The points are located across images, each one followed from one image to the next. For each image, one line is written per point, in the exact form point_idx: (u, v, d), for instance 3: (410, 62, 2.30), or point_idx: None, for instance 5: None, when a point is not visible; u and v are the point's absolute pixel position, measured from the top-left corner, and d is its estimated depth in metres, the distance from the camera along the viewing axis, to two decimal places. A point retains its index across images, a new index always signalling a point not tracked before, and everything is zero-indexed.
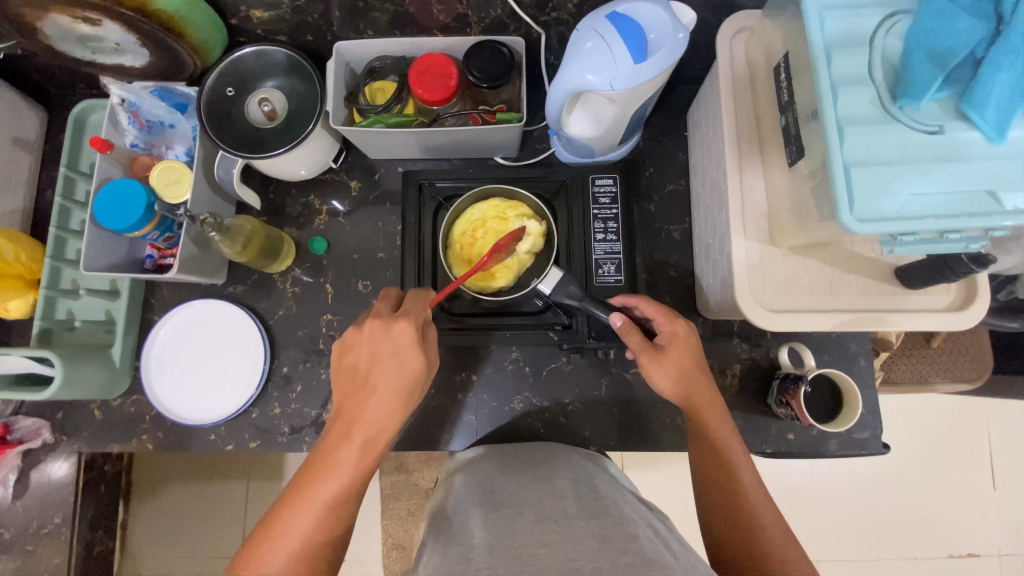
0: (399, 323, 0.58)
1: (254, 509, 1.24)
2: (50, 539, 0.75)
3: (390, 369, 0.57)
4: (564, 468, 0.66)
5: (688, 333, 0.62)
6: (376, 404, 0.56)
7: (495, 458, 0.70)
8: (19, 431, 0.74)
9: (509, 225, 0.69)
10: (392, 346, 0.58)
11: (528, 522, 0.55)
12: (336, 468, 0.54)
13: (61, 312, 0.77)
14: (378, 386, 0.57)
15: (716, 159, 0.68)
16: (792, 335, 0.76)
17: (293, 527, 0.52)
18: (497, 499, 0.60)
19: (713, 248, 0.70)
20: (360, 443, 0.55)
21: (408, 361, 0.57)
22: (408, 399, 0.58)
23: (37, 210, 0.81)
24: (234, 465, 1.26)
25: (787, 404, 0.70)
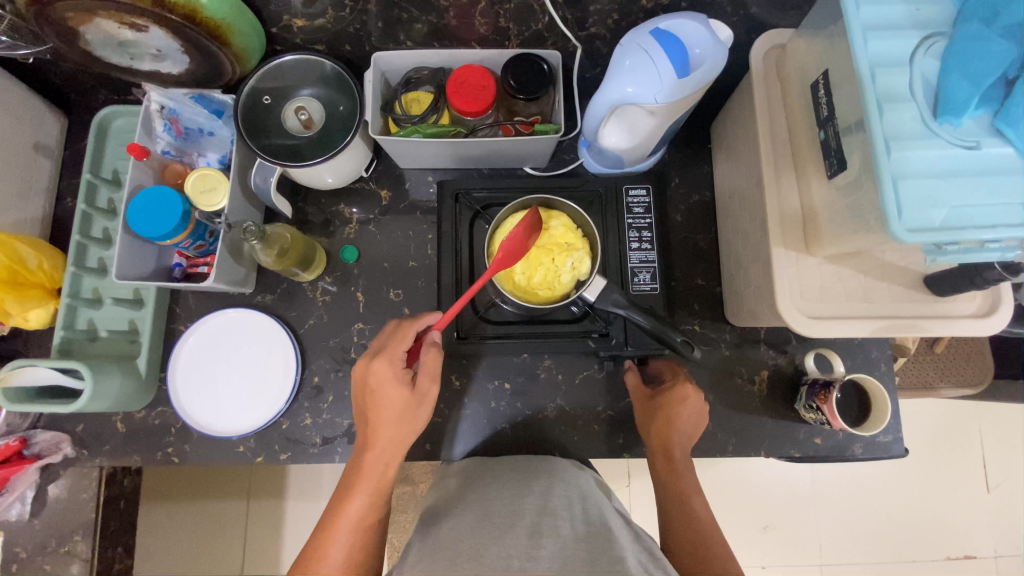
0: (376, 361, 0.62)
1: (257, 525, 1.20)
2: (68, 556, 0.72)
3: (376, 402, 0.61)
4: (559, 483, 0.66)
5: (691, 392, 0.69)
6: (379, 434, 0.61)
7: (496, 467, 0.71)
8: (37, 445, 0.72)
9: (551, 234, 0.71)
10: (376, 381, 0.62)
11: (519, 532, 0.56)
12: (354, 497, 0.59)
13: (82, 322, 0.75)
14: (373, 417, 0.62)
15: (746, 172, 0.70)
16: (817, 341, 0.78)
17: (330, 554, 0.56)
18: (489, 509, 0.61)
19: (743, 257, 0.72)
20: (368, 474, 0.60)
21: (395, 394, 0.61)
22: (405, 424, 0.62)
23: (57, 218, 0.79)
24: (234, 482, 1.21)
25: (817, 409, 0.72)
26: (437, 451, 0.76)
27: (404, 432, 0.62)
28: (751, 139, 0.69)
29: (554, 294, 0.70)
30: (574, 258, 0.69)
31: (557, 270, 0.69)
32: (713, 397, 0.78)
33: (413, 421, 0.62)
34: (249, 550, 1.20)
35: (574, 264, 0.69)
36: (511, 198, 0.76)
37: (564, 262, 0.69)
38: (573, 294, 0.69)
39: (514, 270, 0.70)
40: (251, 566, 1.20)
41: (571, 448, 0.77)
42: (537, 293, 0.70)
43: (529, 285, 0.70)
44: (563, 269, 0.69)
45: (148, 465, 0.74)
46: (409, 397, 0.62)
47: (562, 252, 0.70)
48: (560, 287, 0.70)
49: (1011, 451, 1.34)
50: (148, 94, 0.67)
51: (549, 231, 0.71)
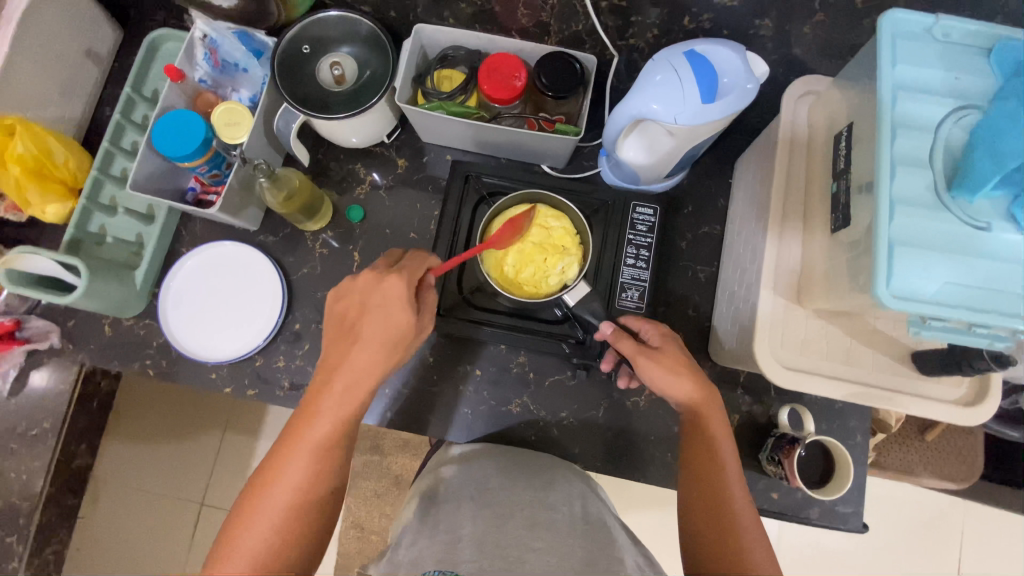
0: (388, 279, 0.59)
1: (225, 459, 1.24)
2: (33, 441, 0.75)
3: (377, 321, 0.59)
4: (561, 481, 0.68)
5: (673, 341, 0.64)
6: (357, 351, 0.59)
7: (495, 454, 0.71)
8: (29, 329, 0.75)
9: (550, 234, 0.72)
10: (381, 298, 0.59)
11: (517, 523, 0.59)
12: (318, 420, 0.57)
13: (94, 225, 0.78)
14: (362, 335, 0.59)
15: (757, 211, 0.69)
16: (797, 396, 0.76)
17: (288, 467, 0.55)
18: (488, 498, 0.63)
19: (737, 295, 0.70)
20: (343, 395, 0.58)
21: (394, 316, 0.59)
22: (394, 351, 0.60)
23: (92, 123, 0.83)
24: (212, 413, 1.25)
25: (779, 463, 0.70)
26: (396, 421, 0.77)
27: (391, 358, 0.60)
28: (766, 180, 0.68)
29: (540, 293, 0.71)
30: (563, 262, 0.71)
31: (544, 272, 0.71)
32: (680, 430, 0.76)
33: (396, 353, 0.60)
34: (211, 485, 1.23)
35: (564, 268, 0.70)
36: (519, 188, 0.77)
37: (555, 263, 0.70)
38: (556, 297, 0.70)
39: (504, 260, 0.71)
40: (211, 499, 1.22)
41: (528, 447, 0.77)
42: (522, 288, 0.71)
43: (515, 279, 0.71)
44: (551, 271, 0.71)
45: (125, 371, 0.77)
46: (411, 324, 0.60)
47: (555, 255, 0.70)
48: (545, 288, 0.71)
49: (992, 561, 1.28)
50: (194, 21, 0.70)
51: (549, 230, 0.72)
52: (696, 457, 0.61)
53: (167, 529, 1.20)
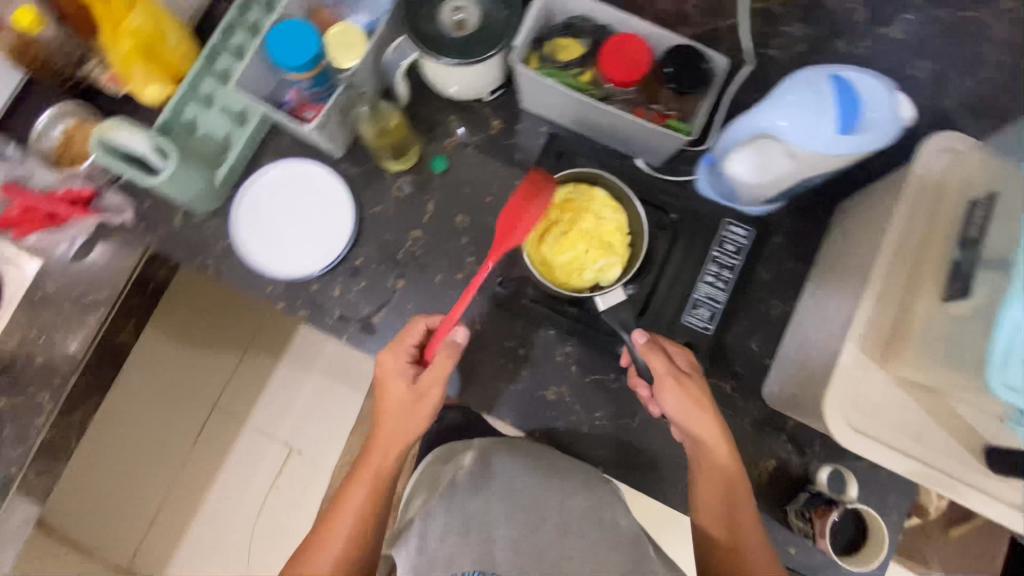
0: (385, 354, 0.69)
1: (245, 372, 1.32)
2: (86, 307, 0.76)
3: (393, 396, 0.68)
4: (591, 478, 0.72)
5: (699, 382, 0.67)
6: (384, 423, 0.69)
7: (528, 446, 0.76)
8: (106, 202, 0.77)
9: (601, 226, 0.71)
10: (385, 377, 0.69)
11: (549, 527, 0.67)
12: (354, 491, 0.67)
13: (187, 115, 0.78)
14: (384, 410, 0.69)
15: (857, 261, 0.65)
16: (841, 458, 0.73)
17: (332, 537, 0.65)
18: (519, 497, 0.70)
19: (811, 341, 0.67)
20: (366, 469, 0.68)
21: (399, 390, 0.68)
22: (407, 415, 0.68)
23: (204, 15, 0.82)
24: (240, 324, 1.31)
25: (808, 520, 0.68)
26: None
27: (409, 422, 0.69)
28: (875, 231, 0.64)
29: (572, 283, 0.71)
30: (604, 260, 0.70)
31: (581, 263, 0.71)
32: None
33: (414, 415, 0.68)
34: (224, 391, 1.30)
35: (602, 266, 0.70)
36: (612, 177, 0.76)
37: (597, 258, 0.71)
38: (586, 292, 0.71)
39: (546, 242, 0.72)
40: (223, 403, 1.30)
41: (554, 436, 0.75)
42: (555, 274, 0.72)
43: (550, 264, 0.72)
44: (586, 266, 0.71)
45: (187, 263, 0.78)
46: (412, 390, 0.68)
47: (599, 249, 0.71)
48: (577, 280, 0.71)
49: None
50: None
51: (602, 224, 0.71)
52: (720, 510, 0.64)
53: (172, 428, 1.24)
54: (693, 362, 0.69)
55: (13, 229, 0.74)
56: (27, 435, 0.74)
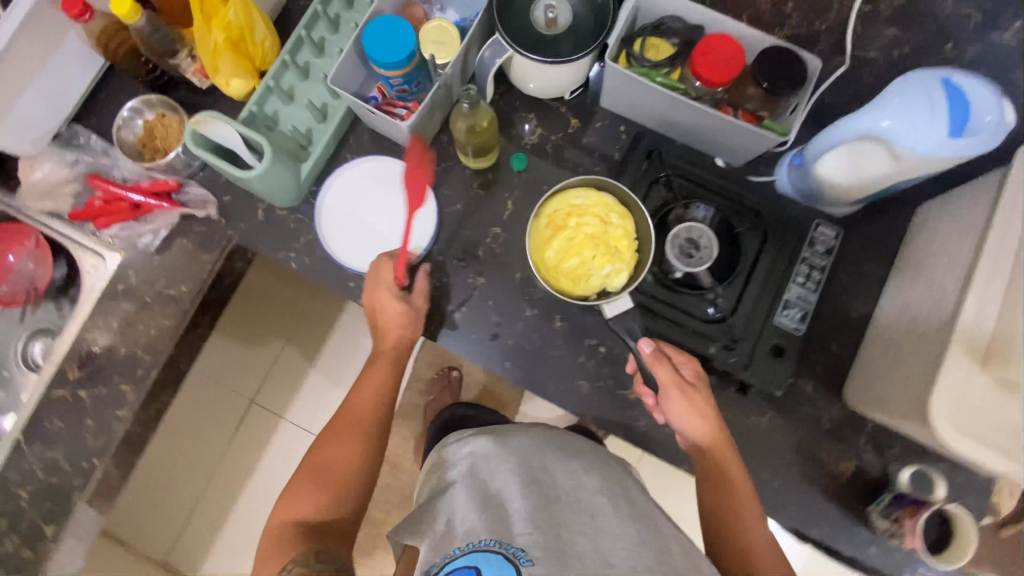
0: (376, 287, 0.72)
1: (281, 369, 1.28)
2: (169, 300, 0.76)
3: (385, 320, 0.73)
4: (605, 466, 0.67)
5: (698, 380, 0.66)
6: (386, 339, 0.74)
7: (542, 436, 0.70)
8: (186, 196, 0.77)
9: (607, 228, 0.68)
10: (376, 303, 0.73)
11: (561, 508, 0.57)
12: (361, 403, 0.74)
13: (269, 109, 0.78)
14: (381, 329, 0.74)
15: (949, 265, 0.65)
16: (921, 460, 0.73)
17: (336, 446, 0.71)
18: (532, 474, 0.61)
19: (901, 344, 0.67)
20: (373, 377, 0.76)
21: (390, 310, 0.72)
22: (402, 330, 0.73)
23: (284, 10, 0.82)
24: (280, 320, 1.27)
25: (896, 519, 0.69)
26: (512, 373, 0.76)
27: (404, 336, 0.74)
28: (969, 235, 0.64)
29: (575, 289, 0.68)
30: (613, 268, 0.67)
31: (591, 270, 0.68)
32: (791, 460, 0.74)
33: (410, 326, 0.73)
34: (262, 384, 1.28)
35: (609, 272, 0.67)
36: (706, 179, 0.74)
37: (603, 264, 0.67)
38: (592, 300, 0.68)
39: (550, 245, 0.68)
40: (261, 398, 1.28)
41: (633, 434, 0.75)
42: (559, 280, 0.69)
43: (555, 271, 0.69)
44: (597, 273, 0.68)
45: (269, 258, 0.78)
46: (405, 310, 0.73)
47: (605, 255, 0.67)
48: (584, 290, 0.69)
49: None
50: None
51: (608, 225, 0.68)
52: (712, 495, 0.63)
53: (217, 416, 1.26)
54: (699, 371, 0.67)
55: (93, 220, 0.75)
56: (109, 427, 0.74)
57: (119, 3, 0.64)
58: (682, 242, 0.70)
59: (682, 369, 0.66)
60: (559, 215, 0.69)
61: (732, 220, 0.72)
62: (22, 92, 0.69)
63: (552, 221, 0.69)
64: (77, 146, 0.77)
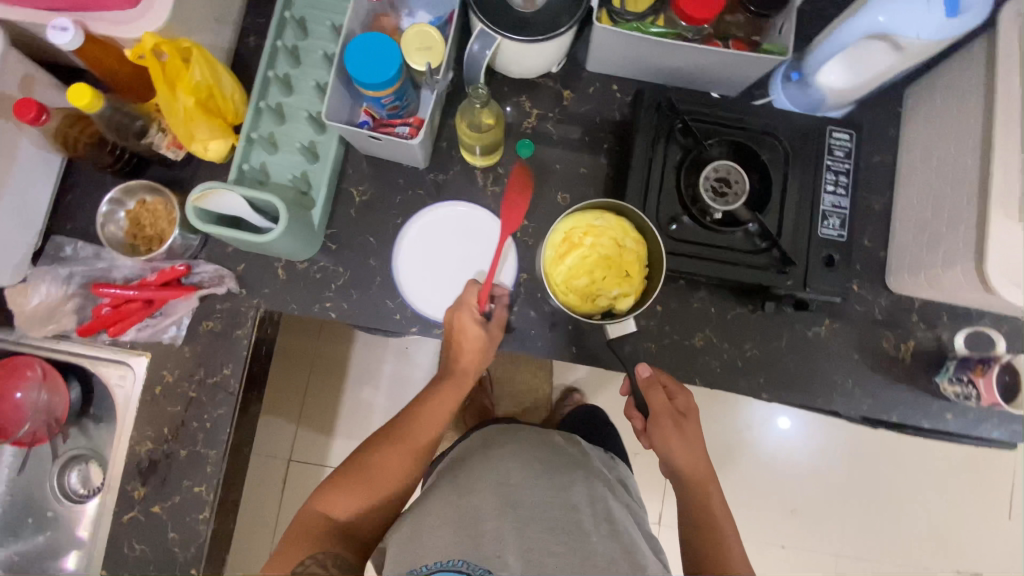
0: (461, 311, 0.71)
1: (310, 423, 1.23)
2: (215, 388, 0.72)
3: (463, 344, 0.71)
4: (582, 483, 0.72)
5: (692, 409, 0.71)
6: (460, 363, 0.72)
7: (534, 457, 0.75)
8: (199, 276, 0.72)
9: (621, 254, 0.68)
10: (456, 327, 0.71)
11: (542, 526, 0.63)
12: (423, 422, 0.71)
13: (256, 162, 0.73)
14: (455, 351, 0.72)
15: (958, 135, 0.68)
16: (971, 321, 0.78)
17: (392, 457, 0.69)
18: (513, 499, 0.66)
19: (934, 222, 0.70)
20: (442, 400, 0.73)
21: (471, 334, 0.71)
22: (479, 358, 0.72)
23: (238, 55, 0.76)
24: (298, 374, 1.22)
25: (967, 381, 0.72)
26: (582, 356, 0.75)
27: (478, 363, 0.73)
28: (970, 102, 0.67)
29: (584, 306, 0.69)
30: (621, 291, 0.68)
31: (601, 292, 0.68)
32: (859, 358, 0.78)
33: (485, 352, 0.72)
34: (296, 444, 1.22)
35: (617, 296, 0.68)
36: (718, 113, 0.73)
37: (614, 286, 0.68)
38: (597, 319, 0.69)
39: (563, 262, 0.68)
40: (299, 454, 1.22)
41: (711, 379, 0.76)
42: (569, 295, 0.69)
43: (569, 285, 0.69)
44: (606, 295, 0.68)
45: (303, 314, 0.74)
46: (483, 337, 0.71)
47: (616, 278, 0.68)
48: (591, 306, 0.69)
49: None
50: None
51: (621, 249, 0.67)
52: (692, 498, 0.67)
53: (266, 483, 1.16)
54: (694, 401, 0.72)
55: (106, 329, 0.70)
56: (194, 535, 0.70)
57: (76, 96, 0.59)
58: (712, 182, 0.71)
59: (674, 397, 0.71)
60: (577, 237, 0.68)
61: (755, 147, 0.72)
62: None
63: (568, 242, 0.69)
64: (66, 258, 0.71)
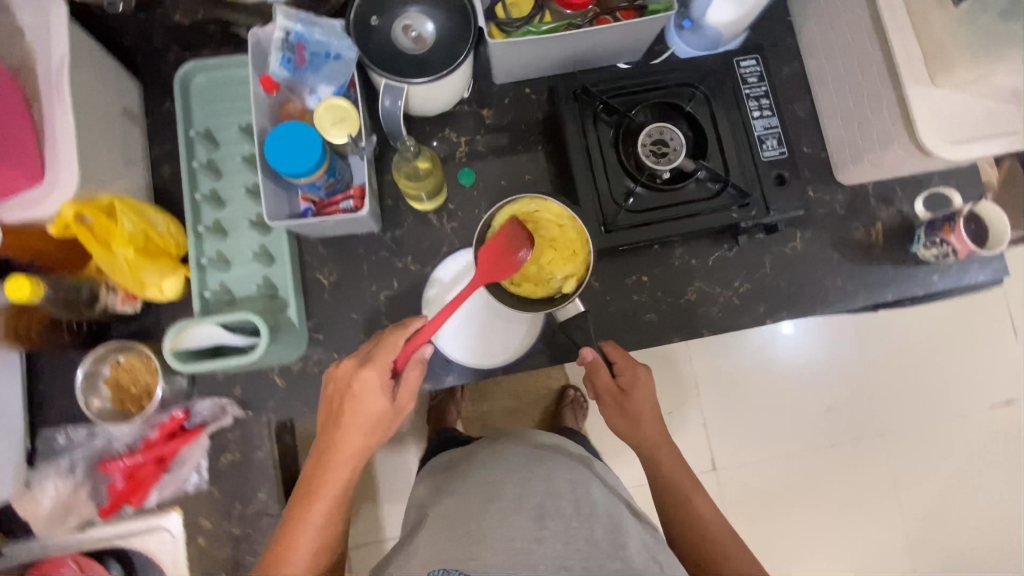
0: (363, 369, 0.60)
1: None
2: (256, 517, 0.69)
3: (357, 412, 0.59)
4: (562, 467, 0.63)
5: (644, 381, 0.70)
6: (347, 440, 0.59)
7: (516, 449, 0.67)
8: (199, 415, 0.71)
9: (562, 235, 0.71)
10: (356, 392, 0.60)
11: (524, 513, 0.55)
12: (312, 510, 0.58)
13: (215, 285, 0.72)
14: (345, 422, 0.60)
15: (851, 26, 0.72)
16: (923, 185, 0.82)
17: (286, 568, 0.56)
18: (484, 495, 0.58)
19: (859, 111, 0.74)
20: (331, 483, 0.59)
21: (373, 403, 0.59)
22: (376, 432, 0.60)
23: (156, 188, 0.75)
24: None
25: (940, 243, 0.76)
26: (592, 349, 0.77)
27: (375, 437, 0.61)
28: None
29: (539, 292, 0.71)
30: (567, 273, 0.70)
31: (546, 277, 0.71)
32: (840, 255, 0.80)
33: (385, 423, 0.61)
34: None
35: (563, 278, 0.70)
36: (630, 81, 0.75)
37: (565, 265, 0.70)
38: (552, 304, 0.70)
39: None
40: None
41: (718, 325, 0.78)
42: (522, 284, 0.71)
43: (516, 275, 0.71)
44: (552, 279, 0.71)
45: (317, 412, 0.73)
46: (387, 407, 0.60)
47: (562, 259, 0.70)
48: (543, 294, 0.71)
49: None
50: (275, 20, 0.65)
51: (560, 231, 0.71)
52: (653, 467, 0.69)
53: None
54: (641, 374, 0.70)
55: (128, 501, 0.69)
56: None
57: (15, 288, 0.57)
58: (650, 147, 0.72)
59: (618, 374, 0.70)
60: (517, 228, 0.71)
61: (677, 102, 0.74)
62: None
63: None
64: (61, 449, 0.69)
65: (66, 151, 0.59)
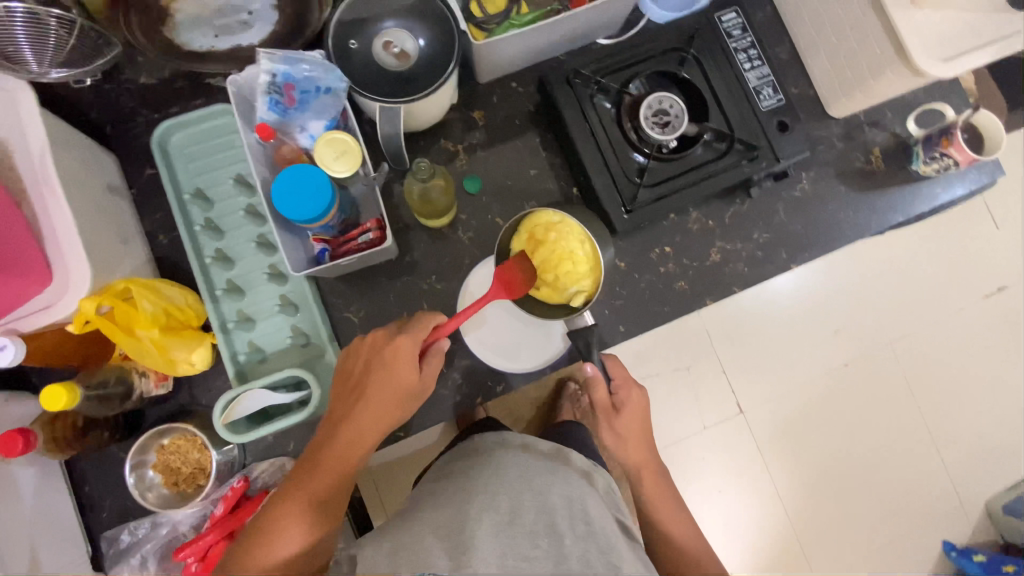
0: (398, 340, 0.60)
1: None
2: None
3: (381, 381, 0.59)
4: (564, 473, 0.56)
5: (640, 400, 0.73)
6: (360, 408, 0.59)
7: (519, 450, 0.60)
8: (260, 481, 0.68)
9: (578, 252, 0.67)
10: (381, 360, 0.59)
11: (521, 531, 0.48)
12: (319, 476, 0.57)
13: (244, 346, 0.70)
14: (368, 392, 0.59)
15: None
16: (911, 105, 0.83)
17: (285, 534, 0.54)
18: (476, 501, 0.51)
19: (842, 44, 0.74)
20: (346, 450, 0.58)
21: (400, 375, 0.59)
22: (397, 408, 0.59)
23: (159, 259, 0.72)
24: None
25: (941, 156, 0.78)
26: (631, 329, 0.77)
27: (389, 418, 0.60)
28: None
29: (552, 298, 0.68)
30: (582, 287, 0.68)
31: (560, 292, 0.68)
32: (846, 187, 0.82)
33: (402, 404, 0.60)
34: None
35: (575, 292, 0.68)
36: (617, 56, 0.74)
37: (580, 279, 0.67)
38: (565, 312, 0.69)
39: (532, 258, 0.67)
40: None
41: (744, 280, 0.79)
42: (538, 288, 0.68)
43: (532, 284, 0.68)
44: (568, 293, 0.68)
45: None
46: (413, 383, 0.60)
47: (580, 271, 0.67)
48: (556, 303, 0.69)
49: None
50: (258, 63, 0.60)
51: (578, 245, 0.67)
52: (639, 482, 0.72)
53: None
54: (638, 396, 0.73)
55: None
56: None
57: (52, 398, 0.54)
58: (653, 117, 0.72)
59: (614, 392, 0.73)
60: (539, 236, 0.68)
61: (668, 69, 0.74)
62: (35, 558, 0.59)
63: (532, 243, 0.68)
64: (127, 546, 0.67)
65: (67, 242, 0.55)
